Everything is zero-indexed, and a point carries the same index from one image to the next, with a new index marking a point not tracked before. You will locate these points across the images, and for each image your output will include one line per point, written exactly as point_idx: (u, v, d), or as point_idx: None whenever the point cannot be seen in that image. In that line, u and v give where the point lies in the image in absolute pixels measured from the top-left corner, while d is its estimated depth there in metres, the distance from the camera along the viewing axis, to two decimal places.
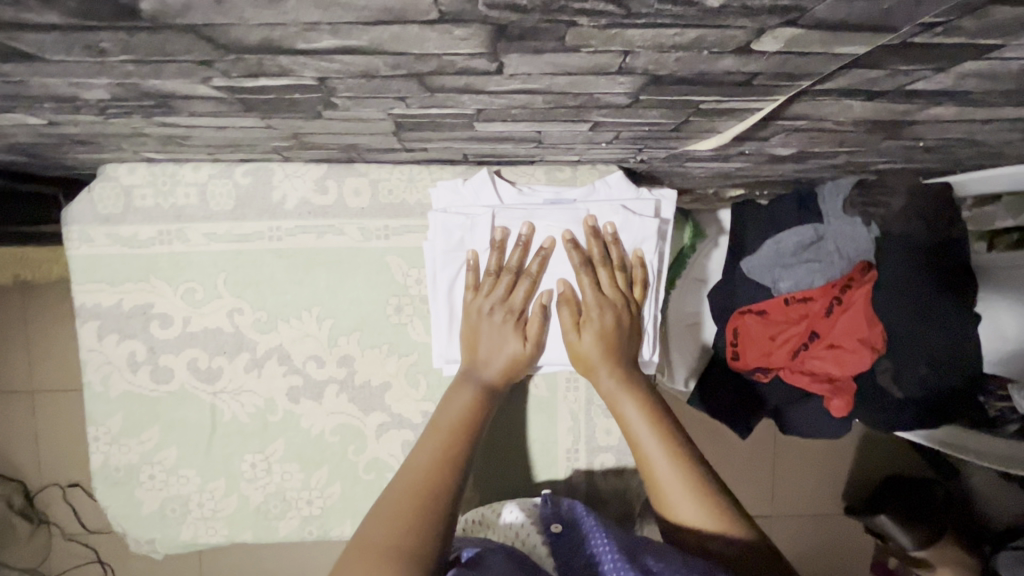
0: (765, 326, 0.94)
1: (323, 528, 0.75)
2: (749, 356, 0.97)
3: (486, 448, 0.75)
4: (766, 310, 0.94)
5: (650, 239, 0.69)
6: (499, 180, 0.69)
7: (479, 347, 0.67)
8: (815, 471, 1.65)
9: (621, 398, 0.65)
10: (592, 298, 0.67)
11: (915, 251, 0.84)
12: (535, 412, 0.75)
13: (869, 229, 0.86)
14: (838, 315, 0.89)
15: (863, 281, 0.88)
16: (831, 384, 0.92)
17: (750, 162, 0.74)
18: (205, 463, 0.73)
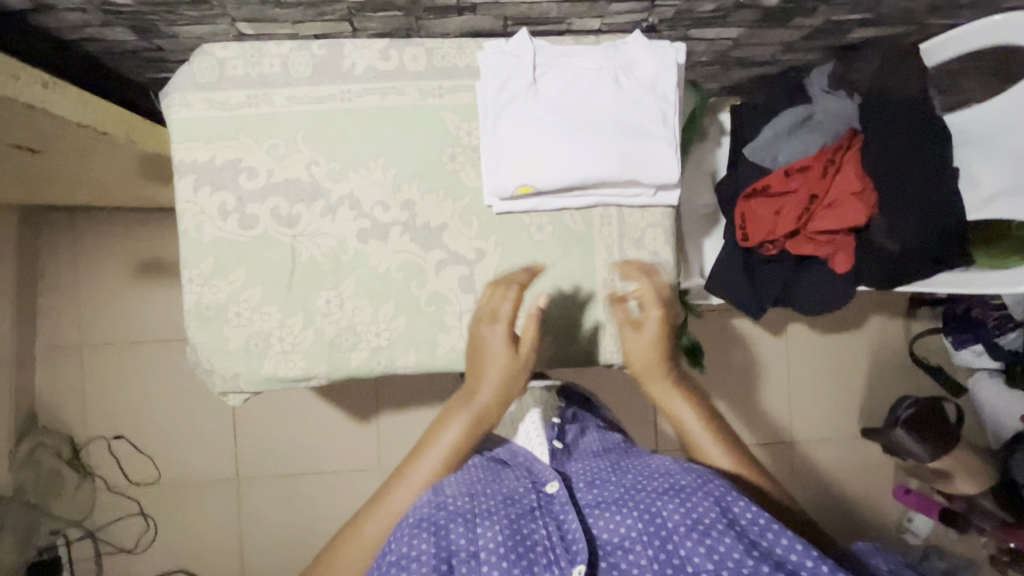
0: (770, 201, 1.06)
1: (390, 358, 0.83)
2: (761, 233, 1.07)
3: (533, 282, 0.84)
4: (769, 185, 1.05)
5: (670, 70, 0.76)
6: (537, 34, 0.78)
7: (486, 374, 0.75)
8: (827, 396, 1.74)
9: (674, 399, 0.75)
10: (651, 308, 0.77)
11: (896, 112, 0.98)
12: (575, 246, 0.84)
13: (852, 100, 1.02)
14: (832, 176, 1.01)
15: (851, 144, 1.01)
16: (833, 243, 1.05)
17: (744, 29, 0.88)
18: (285, 300, 0.82)
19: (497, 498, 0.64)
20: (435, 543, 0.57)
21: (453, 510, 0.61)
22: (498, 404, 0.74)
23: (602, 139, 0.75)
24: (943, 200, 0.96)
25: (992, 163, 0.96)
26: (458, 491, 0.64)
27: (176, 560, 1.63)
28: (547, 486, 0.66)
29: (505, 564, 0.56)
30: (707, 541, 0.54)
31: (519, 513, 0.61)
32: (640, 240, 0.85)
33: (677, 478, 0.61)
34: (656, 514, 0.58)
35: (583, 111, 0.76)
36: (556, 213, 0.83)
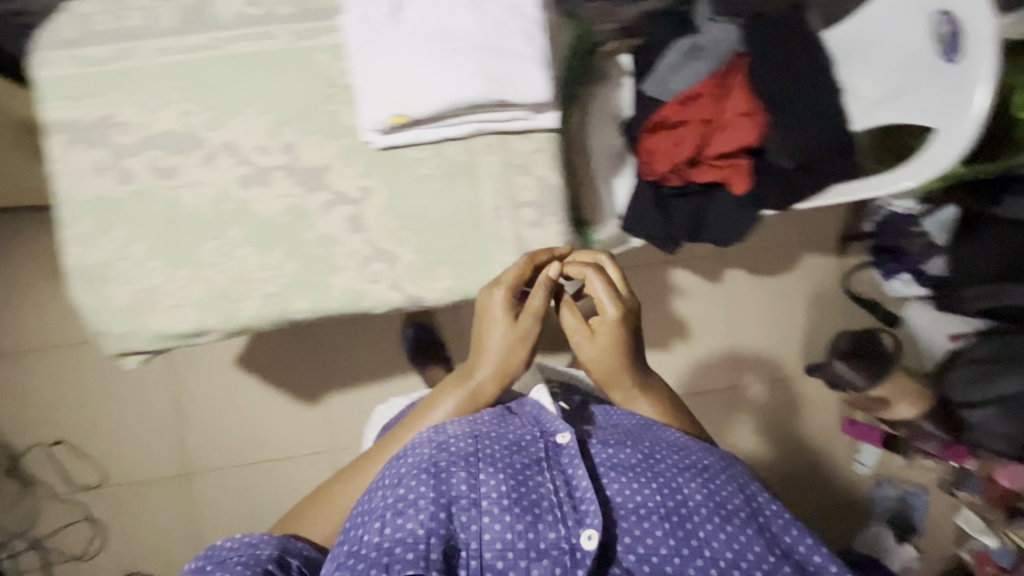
0: (669, 132, 1.08)
1: (283, 304, 0.83)
2: (664, 164, 1.09)
3: (421, 216, 0.84)
4: (665, 116, 1.07)
5: None
6: None
7: (485, 351, 0.77)
8: (770, 339, 1.77)
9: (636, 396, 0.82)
10: (610, 319, 0.77)
11: (771, 28, 1.00)
12: (460, 177, 0.85)
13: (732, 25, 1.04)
14: (722, 100, 1.04)
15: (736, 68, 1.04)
16: (731, 166, 1.07)
17: None
18: (169, 254, 0.81)
19: (502, 443, 0.67)
20: (435, 488, 0.61)
21: (453, 453, 0.65)
22: (493, 383, 0.77)
23: (467, 60, 0.76)
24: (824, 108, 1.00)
25: (869, 74, 1.00)
26: (462, 434, 0.68)
27: (128, 564, 1.60)
28: (558, 435, 0.69)
29: (508, 517, 0.60)
30: (728, 528, 0.62)
31: (526, 464, 0.65)
32: (526, 167, 0.85)
33: (699, 457, 0.70)
34: (676, 491, 0.65)
35: (447, 35, 0.76)
36: (439, 145, 0.84)
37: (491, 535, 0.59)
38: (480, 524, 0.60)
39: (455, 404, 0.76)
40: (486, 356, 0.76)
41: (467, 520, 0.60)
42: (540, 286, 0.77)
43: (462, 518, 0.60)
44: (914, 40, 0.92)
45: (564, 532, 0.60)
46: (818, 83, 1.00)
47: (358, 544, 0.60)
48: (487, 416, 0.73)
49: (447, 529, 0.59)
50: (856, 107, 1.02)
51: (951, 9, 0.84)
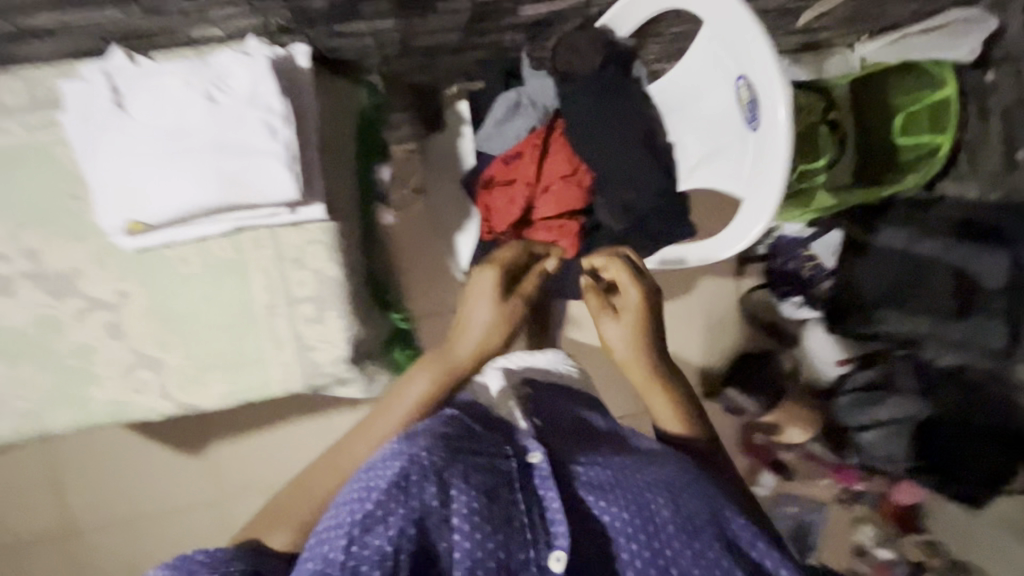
0: (499, 192, 1.02)
1: (41, 421, 0.77)
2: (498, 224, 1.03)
3: (186, 319, 0.78)
4: (493, 176, 1.02)
5: (265, 79, 0.70)
6: (132, 55, 0.72)
7: (467, 324, 0.82)
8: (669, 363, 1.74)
9: (648, 386, 0.78)
10: (630, 300, 0.83)
11: (584, 85, 0.92)
12: (227, 273, 0.78)
13: (549, 78, 0.95)
14: (544, 161, 0.98)
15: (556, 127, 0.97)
16: (560, 229, 0.99)
17: (393, 20, 0.82)
18: None
19: (478, 462, 0.57)
20: (404, 503, 0.50)
21: (425, 466, 0.53)
22: (468, 363, 0.79)
23: (198, 161, 0.69)
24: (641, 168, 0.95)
25: (691, 131, 0.94)
26: (432, 444, 0.57)
27: None
28: (530, 454, 0.60)
29: (479, 534, 0.49)
30: (696, 545, 0.53)
31: (500, 487, 0.55)
32: (300, 259, 0.79)
33: (662, 469, 0.60)
34: (647, 511, 0.54)
35: (175, 133, 0.69)
36: (200, 242, 0.77)
37: (459, 546, 0.49)
38: (453, 542, 0.49)
39: (430, 378, 0.76)
40: (471, 329, 0.81)
41: (443, 541, 0.50)
42: (535, 274, 0.91)
43: (435, 539, 0.50)
44: (722, 104, 0.87)
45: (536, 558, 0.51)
46: (638, 140, 0.93)
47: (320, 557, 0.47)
48: (453, 425, 0.63)
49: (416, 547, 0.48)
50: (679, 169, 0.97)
51: (746, 75, 0.79)
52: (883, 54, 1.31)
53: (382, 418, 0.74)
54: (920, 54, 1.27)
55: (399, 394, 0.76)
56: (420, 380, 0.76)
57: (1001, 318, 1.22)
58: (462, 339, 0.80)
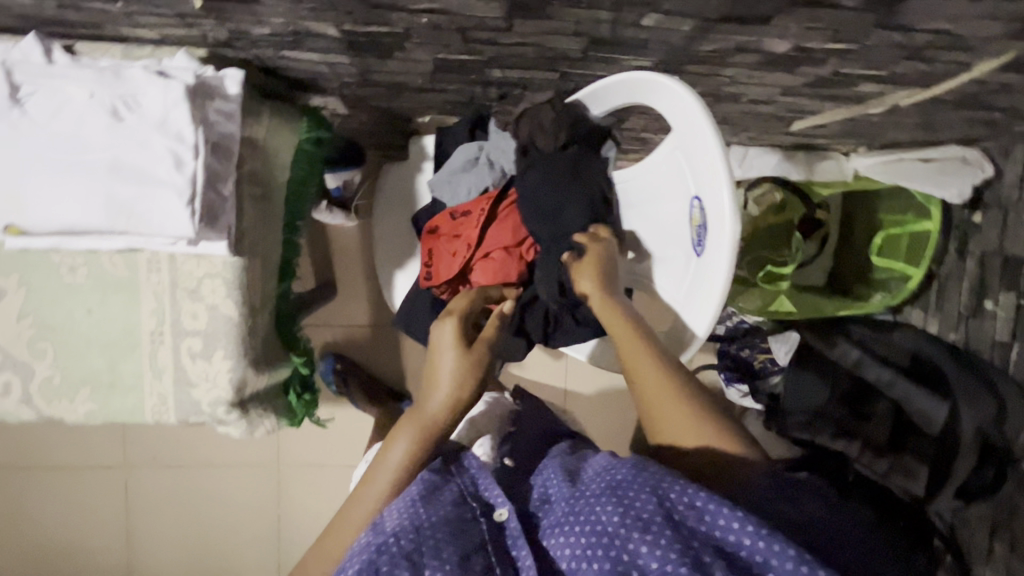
0: (441, 242, 0.96)
1: None
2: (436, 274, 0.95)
3: (65, 330, 0.74)
4: (437, 226, 0.96)
5: (180, 106, 0.65)
6: (46, 48, 0.66)
7: (433, 381, 0.68)
8: None
9: (633, 357, 0.69)
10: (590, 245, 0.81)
11: (541, 163, 0.88)
12: (115, 292, 0.74)
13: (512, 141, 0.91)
14: (488, 224, 0.92)
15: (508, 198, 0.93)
16: None
17: (348, 56, 0.76)
18: None
19: (445, 527, 0.56)
20: None
21: (396, 552, 0.53)
22: (442, 416, 0.67)
23: (92, 181, 0.65)
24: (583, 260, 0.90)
25: (645, 229, 0.90)
26: (399, 523, 0.56)
27: None
28: (494, 510, 0.59)
29: None
30: (652, 542, 0.47)
31: (471, 545, 0.55)
32: (197, 291, 0.75)
33: (622, 468, 0.56)
34: (596, 523, 0.51)
35: (73, 146, 0.64)
36: (92, 254, 0.73)
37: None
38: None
39: (408, 444, 0.65)
40: (436, 384, 0.68)
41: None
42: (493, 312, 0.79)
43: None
44: (676, 215, 0.83)
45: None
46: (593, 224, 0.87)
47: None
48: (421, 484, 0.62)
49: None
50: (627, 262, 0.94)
51: (701, 198, 0.74)
52: (874, 170, 1.26)
53: (361, 499, 0.65)
54: (908, 182, 1.21)
55: (375, 469, 0.66)
56: (399, 447, 0.66)
57: (926, 461, 1.17)
58: (430, 393, 0.68)
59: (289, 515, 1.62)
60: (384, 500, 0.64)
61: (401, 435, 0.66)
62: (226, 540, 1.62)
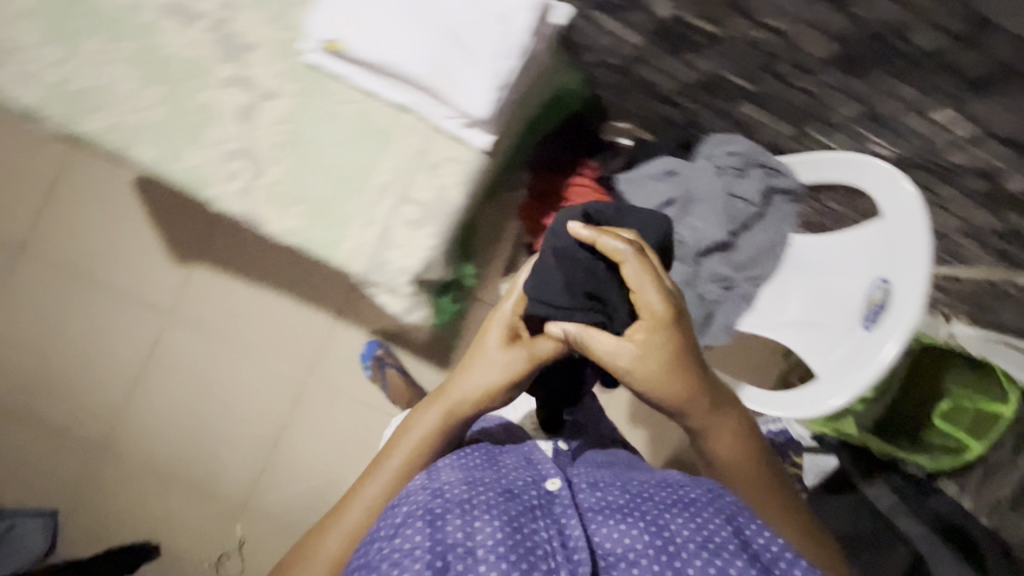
0: None
1: (128, 142, 0.76)
2: None
3: (309, 148, 0.79)
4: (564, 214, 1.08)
5: (525, 12, 0.72)
6: None
7: (470, 369, 0.76)
8: None
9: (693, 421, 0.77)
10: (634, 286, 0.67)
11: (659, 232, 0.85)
12: (369, 138, 0.79)
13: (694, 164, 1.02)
14: None
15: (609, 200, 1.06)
16: None
17: (642, 38, 0.86)
18: (54, 29, 0.75)
19: (496, 491, 0.65)
20: (430, 535, 0.58)
21: (450, 502, 0.62)
22: (469, 402, 0.76)
23: (428, 34, 0.71)
24: (711, 290, 1.03)
25: (807, 292, 0.97)
26: (455, 481, 0.67)
27: None
28: (547, 481, 0.69)
29: (503, 564, 0.54)
30: (720, 560, 0.56)
31: (520, 509, 0.62)
32: (436, 168, 0.80)
33: (687, 492, 0.66)
34: (664, 528, 0.60)
35: (423, 1, 0.72)
36: (369, 97, 0.78)
37: (473, 546, 0.56)
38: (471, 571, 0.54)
39: (435, 416, 0.76)
40: (467, 374, 0.76)
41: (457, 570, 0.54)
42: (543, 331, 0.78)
43: (450, 558, 0.55)
44: (848, 288, 0.91)
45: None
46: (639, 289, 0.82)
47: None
48: (479, 459, 0.74)
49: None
50: (782, 326, 0.99)
51: (891, 279, 0.81)
52: (972, 341, 1.24)
53: (384, 462, 0.75)
54: (999, 361, 1.18)
55: (399, 440, 0.76)
56: (430, 420, 0.76)
57: None
58: (461, 380, 0.76)
59: (294, 426, 1.60)
60: (406, 460, 0.75)
61: (431, 409, 0.77)
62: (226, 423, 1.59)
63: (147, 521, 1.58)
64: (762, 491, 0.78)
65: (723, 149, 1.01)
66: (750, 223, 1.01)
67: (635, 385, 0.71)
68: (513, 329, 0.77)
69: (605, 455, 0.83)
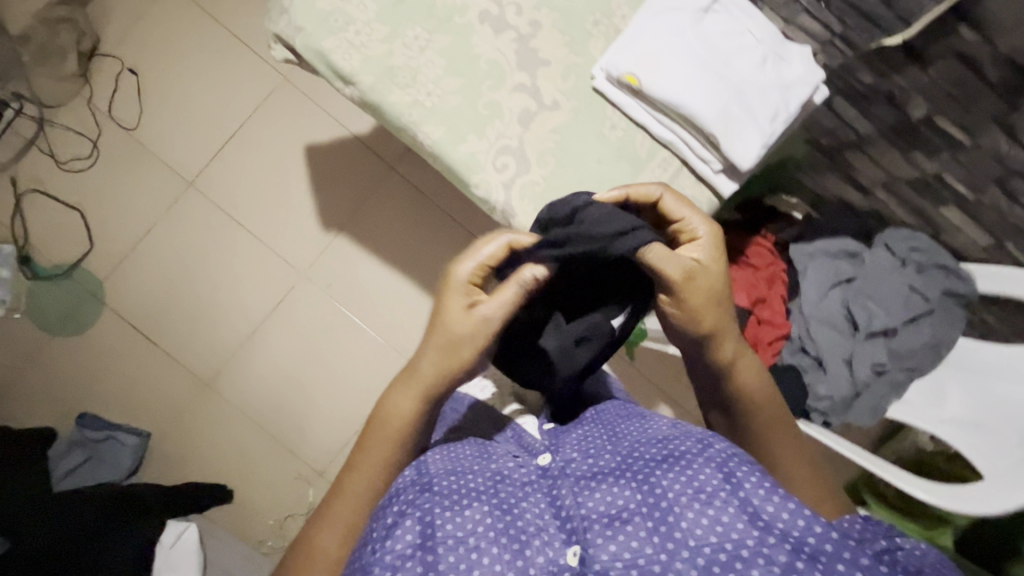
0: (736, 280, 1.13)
1: (421, 119, 0.85)
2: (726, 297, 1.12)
3: (574, 159, 0.87)
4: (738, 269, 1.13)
5: (807, 86, 0.81)
6: None
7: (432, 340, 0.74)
8: None
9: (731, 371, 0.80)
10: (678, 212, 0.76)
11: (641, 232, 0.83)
12: (627, 163, 0.87)
13: (876, 250, 1.09)
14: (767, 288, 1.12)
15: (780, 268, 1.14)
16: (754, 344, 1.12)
17: (874, 129, 0.94)
18: (386, 9, 0.85)
19: (482, 475, 0.68)
20: (419, 524, 0.61)
21: (427, 488, 0.66)
22: (436, 377, 0.74)
23: (721, 89, 0.80)
24: (865, 370, 1.08)
25: (973, 390, 1.01)
26: (441, 472, 0.69)
27: (82, 200, 1.62)
28: (539, 457, 0.73)
29: (486, 544, 0.59)
30: (710, 512, 0.55)
31: (506, 493, 0.65)
32: None
33: (677, 445, 0.64)
34: (654, 485, 0.59)
35: (719, 58, 0.81)
36: (635, 128, 0.87)
37: (464, 536, 0.59)
38: (467, 564, 0.57)
39: (405, 399, 0.75)
40: (430, 353, 0.74)
41: (449, 561, 0.57)
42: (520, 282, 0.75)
43: (440, 551, 0.58)
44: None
45: (552, 556, 0.58)
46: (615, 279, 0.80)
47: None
48: (471, 452, 0.76)
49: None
50: (938, 417, 1.03)
51: None
52: None
53: (365, 455, 0.75)
54: None
55: (378, 420, 0.76)
56: (403, 404, 0.75)
57: None
58: (425, 358, 0.74)
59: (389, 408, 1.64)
60: (387, 437, 0.75)
61: (398, 395, 0.76)
62: (325, 388, 1.63)
63: (228, 465, 1.61)
64: (786, 442, 0.79)
65: (909, 244, 1.07)
66: (920, 316, 1.05)
67: (682, 321, 0.76)
68: (470, 292, 0.74)
69: (600, 412, 0.80)
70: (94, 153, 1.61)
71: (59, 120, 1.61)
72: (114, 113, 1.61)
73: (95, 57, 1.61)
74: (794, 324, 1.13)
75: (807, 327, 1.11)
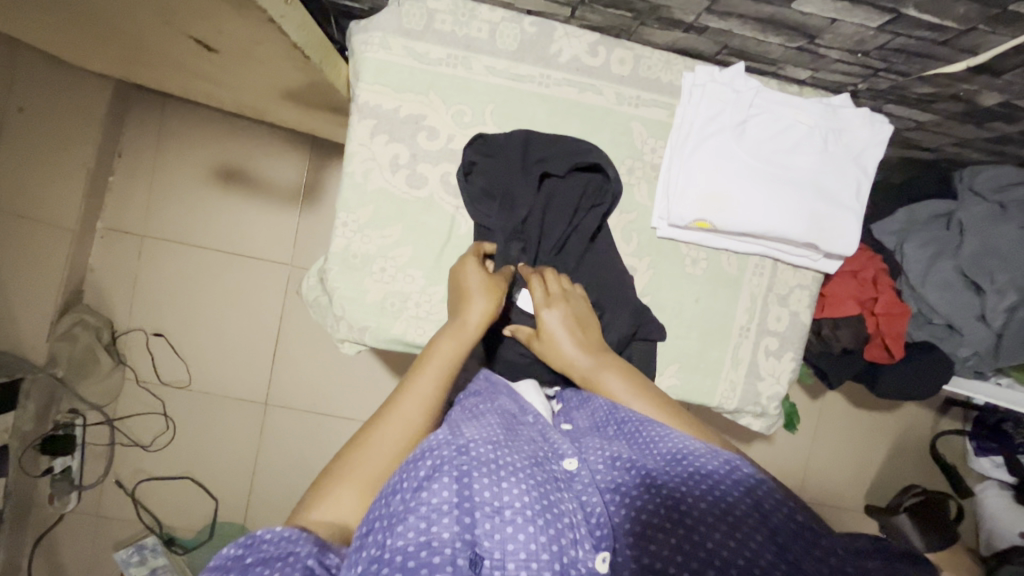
0: (845, 292, 1.07)
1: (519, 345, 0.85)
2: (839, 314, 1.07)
3: (673, 313, 0.84)
4: (839, 279, 1.08)
5: (878, 145, 0.80)
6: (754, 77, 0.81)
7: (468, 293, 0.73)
8: (862, 472, 1.68)
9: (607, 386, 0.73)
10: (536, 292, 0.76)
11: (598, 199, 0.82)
12: (726, 287, 0.85)
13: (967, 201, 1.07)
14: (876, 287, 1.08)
15: (877, 262, 1.09)
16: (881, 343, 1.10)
17: (937, 117, 0.88)
18: (432, 268, 0.82)
19: (523, 454, 0.61)
20: (458, 492, 0.54)
21: (475, 456, 0.57)
22: (459, 339, 0.70)
23: (798, 194, 0.78)
24: (1000, 315, 1.03)
25: None
26: (478, 438, 0.61)
27: (184, 467, 1.65)
28: (563, 462, 0.64)
29: (532, 528, 0.54)
30: (737, 536, 0.54)
31: (545, 479, 0.59)
32: (785, 297, 0.87)
33: (704, 464, 0.60)
34: (681, 502, 0.57)
35: (784, 163, 0.78)
36: (717, 252, 0.85)
37: (503, 507, 0.55)
38: (504, 533, 0.53)
39: (455, 345, 0.69)
40: (475, 299, 0.72)
41: (488, 527, 0.53)
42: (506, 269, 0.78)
43: (479, 517, 0.54)
44: None
45: (581, 556, 0.55)
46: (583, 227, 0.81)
47: (378, 545, 0.51)
48: (499, 425, 0.66)
49: (469, 539, 0.52)
50: None
51: None
52: None
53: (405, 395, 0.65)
54: None
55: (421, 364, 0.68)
56: (443, 348, 0.69)
57: None
58: (471, 307, 0.72)
59: None
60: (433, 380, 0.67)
61: (446, 340, 0.70)
62: None
63: None
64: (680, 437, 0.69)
65: (1006, 185, 1.05)
66: None
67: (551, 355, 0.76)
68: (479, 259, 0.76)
69: (598, 420, 0.71)
70: (166, 423, 1.63)
71: (119, 411, 1.63)
72: (163, 379, 1.61)
73: (117, 339, 1.60)
74: (909, 302, 1.10)
75: (925, 301, 1.08)
